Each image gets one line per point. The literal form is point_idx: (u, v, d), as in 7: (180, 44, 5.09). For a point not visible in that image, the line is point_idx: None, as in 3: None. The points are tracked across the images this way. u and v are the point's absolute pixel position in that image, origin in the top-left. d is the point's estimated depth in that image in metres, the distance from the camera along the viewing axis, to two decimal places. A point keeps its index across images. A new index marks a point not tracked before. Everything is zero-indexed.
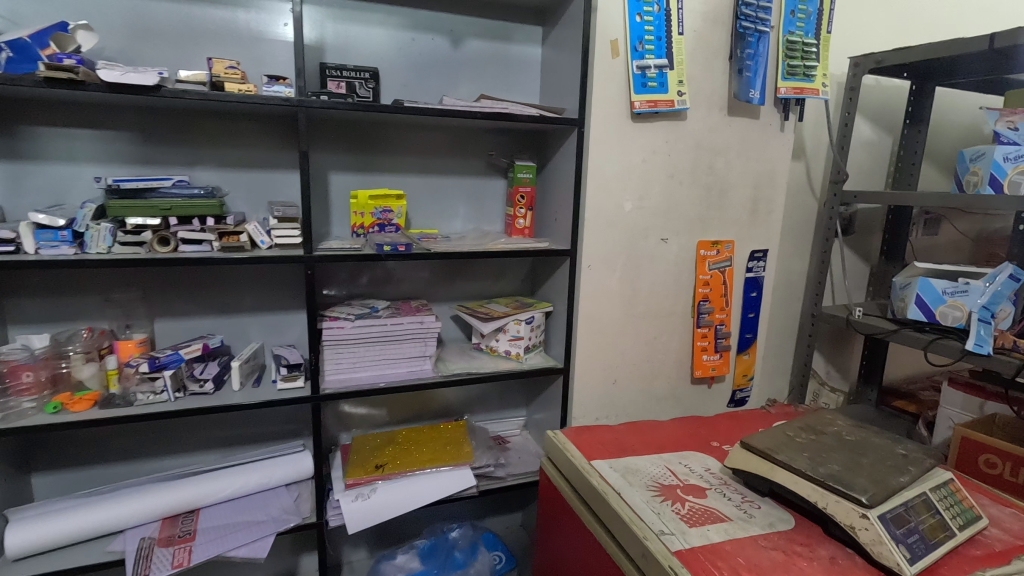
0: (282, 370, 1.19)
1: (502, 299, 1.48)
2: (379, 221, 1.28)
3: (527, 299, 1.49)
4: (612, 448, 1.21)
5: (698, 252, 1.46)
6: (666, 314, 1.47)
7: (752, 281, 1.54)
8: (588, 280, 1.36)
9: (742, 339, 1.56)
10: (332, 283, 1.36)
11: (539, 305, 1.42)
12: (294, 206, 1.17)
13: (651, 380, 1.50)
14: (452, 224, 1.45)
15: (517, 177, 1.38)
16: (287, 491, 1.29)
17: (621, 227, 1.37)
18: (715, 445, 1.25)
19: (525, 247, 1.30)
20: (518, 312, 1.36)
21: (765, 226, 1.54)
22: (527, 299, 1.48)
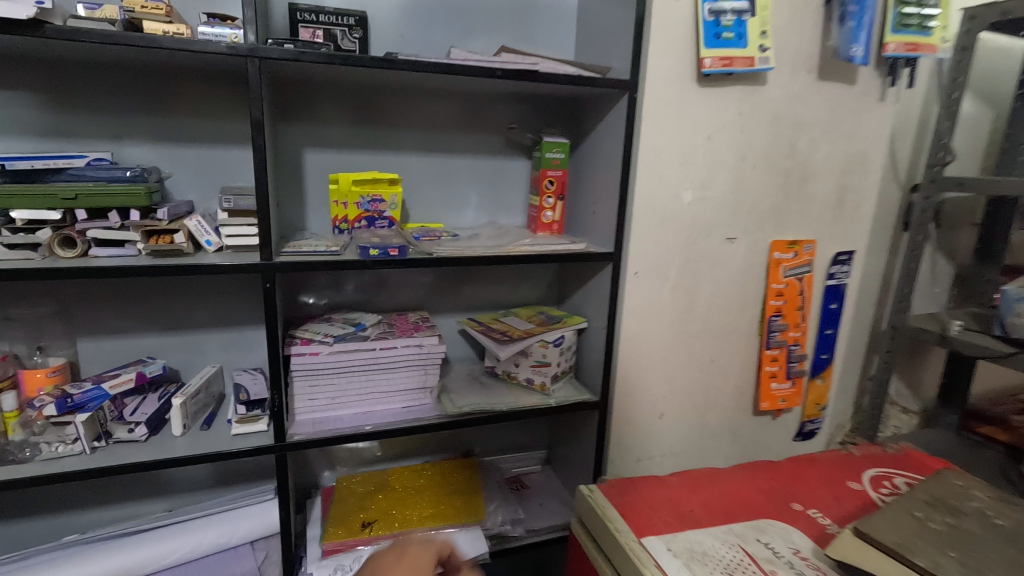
0: (238, 409, 0.92)
1: (523, 311, 1.19)
2: (368, 214, 0.99)
3: (553, 309, 1.20)
4: (666, 515, 0.93)
5: (771, 255, 1.16)
6: (728, 333, 1.18)
7: (834, 291, 1.23)
8: (633, 291, 1.07)
9: (818, 361, 1.26)
10: (309, 292, 1.08)
11: (570, 321, 1.13)
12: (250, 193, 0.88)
13: (705, 413, 1.21)
14: (461, 215, 1.15)
15: (545, 158, 1.08)
16: (253, 551, 1.03)
17: (678, 224, 1.07)
18: (797, 509, 0.97)
19: (555, 250, 1.01)
20: (546, 331, 1.08)
21: (853, 222, 1.23)
22: (552, 311, 1.18)
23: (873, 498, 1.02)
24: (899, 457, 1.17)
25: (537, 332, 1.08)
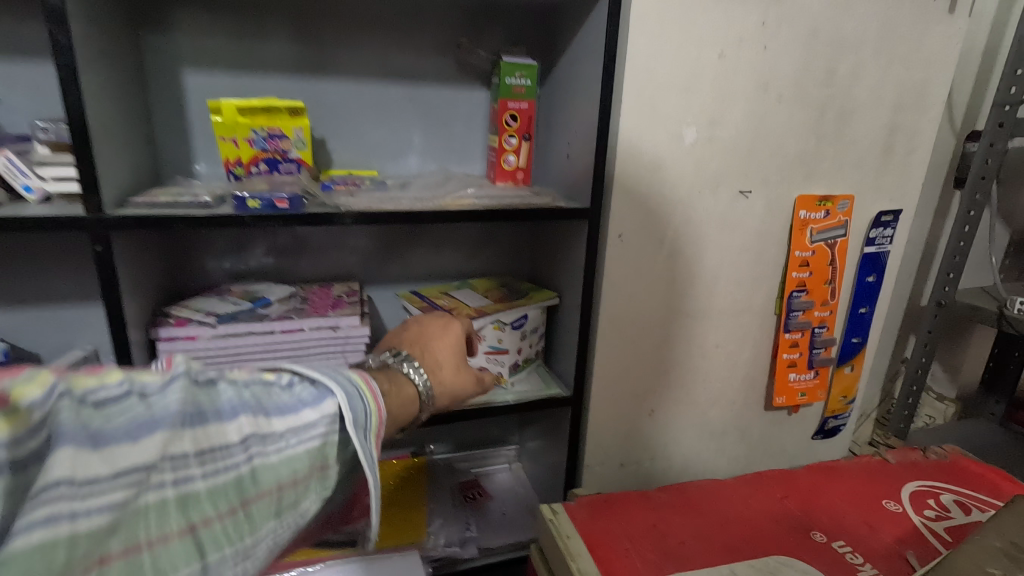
0: None
1: (481, 283, 0.96)
2: (266, 154, 0.76)
3: (519, 282, 0.97)
4: (649, 552, 0.72)
5: (796, 214, 0.91)
6: (737, 313, 0.94)
7: (872, 260, 0.99)
8: (615, 259, 0.83)
9: (848, 346, 1.02)
10: (205, 258, 0.86)
11: (536, 297, 0.90)
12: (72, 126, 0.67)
13: (707, 409, 0.99)
14: (401, 161, 0.90)
15: (504, 84, 0.83)
16: None
17: (675, 172, 0.82)
18: (818, 542, 0.76)
19: (512, 203, 0.77)
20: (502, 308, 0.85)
21: (901, 174, 0.97)
22: (516, 284, 0.96)
23: (916, 523, 0.80)
24: (944, 465, 0.95)
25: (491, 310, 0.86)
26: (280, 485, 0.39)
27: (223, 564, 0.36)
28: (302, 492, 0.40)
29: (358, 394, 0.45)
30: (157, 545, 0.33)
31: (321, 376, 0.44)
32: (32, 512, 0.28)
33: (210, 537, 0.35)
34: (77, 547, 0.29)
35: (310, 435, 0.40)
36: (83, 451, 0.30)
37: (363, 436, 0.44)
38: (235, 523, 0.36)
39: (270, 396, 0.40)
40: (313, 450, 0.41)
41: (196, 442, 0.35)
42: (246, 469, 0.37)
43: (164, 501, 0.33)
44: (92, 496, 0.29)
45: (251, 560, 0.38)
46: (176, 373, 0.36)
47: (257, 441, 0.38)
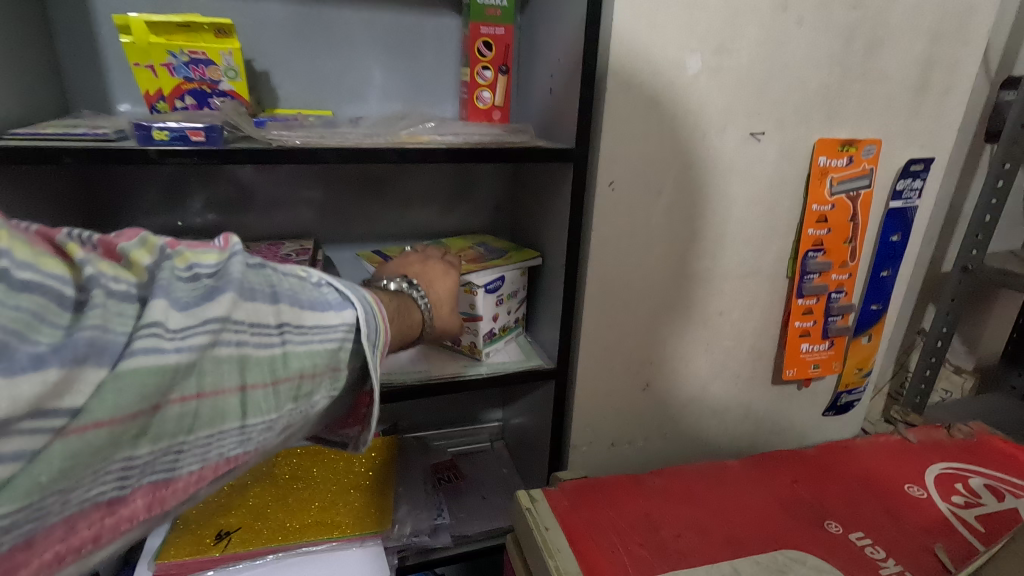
0: None
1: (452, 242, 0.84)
2: (189, 84, 0.64)
3: (497, 241, 0.85)
4: (639, 548, 0.62)
5: (815, 161, 0.79)
6: (744, 275, 0.83)
7: (898, 215, 0.87)
8: (605, 211, 0.72)
9: (868, 312, 0.91)
10: (136, 211, 0.75)
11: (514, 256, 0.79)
12: None
13: (708, 383, 0.89)
14: (360, 100, 0.78)
15: (476, 5, 0.72)
16: None
17: (676, 107, 0.70)
18: (833, 534, 0.66)
19: (483, 141, 0.65)
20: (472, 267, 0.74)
21: (935, 116, 0.85)
22: (495, 242, 0.84)
23: (944, 511, 0.71)
24: (972, 446, 0.85)
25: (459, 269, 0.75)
26: (305, 375, 0.42)
27: (260, 428, 0.40)
28: (316, 386, 0.43)
29: (372, 310, 0.48)
30: (217, 399, 0.37)
31: (346, 285, 0.47)
32: (137, 343, 0.32)
33: (258, 400, 0.39)
34: (168, 380, 0.34)
35: (330, 335, 0.43)
36: (172, 304, 0.35)
37: (374, 349, 0.47)
38: (273, 396, 0.40)
39: (304, 290, 0.44)
40: (332, 350, 0.44)
41: (251, 314, 0.38)
42: (282, 350, 0.41)
43: (222, 362, 0.37)
44: (179, 340, 0.34)
45: (281, 429, 0.42)
46: (234, 252, 0.40)
47: (293, 328, 0.41)
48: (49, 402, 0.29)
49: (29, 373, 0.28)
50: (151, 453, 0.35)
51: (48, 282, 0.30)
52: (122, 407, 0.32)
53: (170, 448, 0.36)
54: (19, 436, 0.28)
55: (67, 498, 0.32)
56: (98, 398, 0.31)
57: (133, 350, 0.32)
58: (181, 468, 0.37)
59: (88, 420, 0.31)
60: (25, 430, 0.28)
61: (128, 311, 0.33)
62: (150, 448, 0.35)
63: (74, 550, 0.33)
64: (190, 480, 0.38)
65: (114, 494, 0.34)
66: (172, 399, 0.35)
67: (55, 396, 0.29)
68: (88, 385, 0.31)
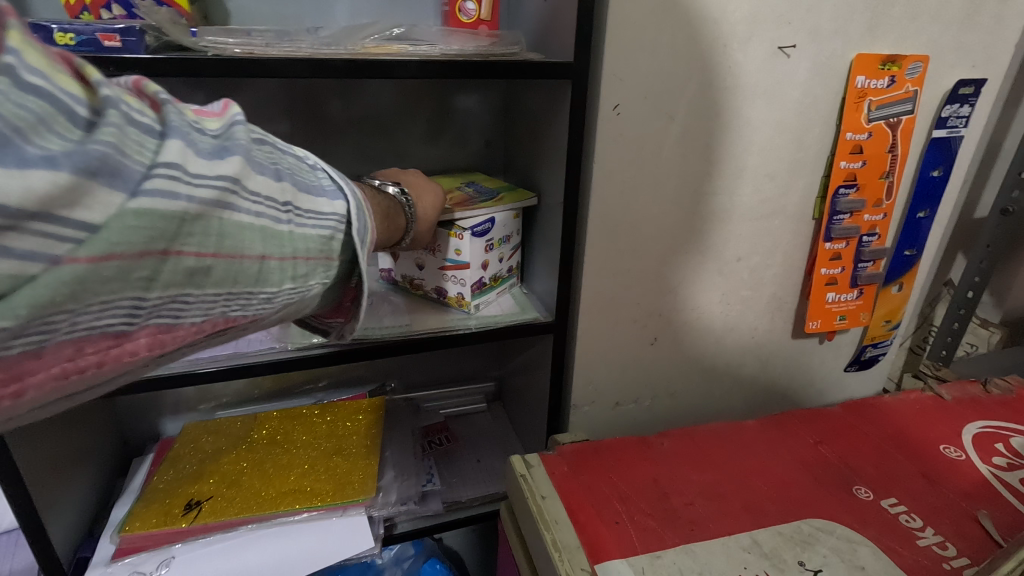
0: None
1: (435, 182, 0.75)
2: None
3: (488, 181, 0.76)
4: (646, 518, 0.56)
5: (851, 81, 0.68)
6: (765, 216, 0.74)
7: (941, 146, 0.77)
8: (608, 140, 0.62)
9: (900, 258, 0.82)
10: None
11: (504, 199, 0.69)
12: None
13: (722, 337, 0.81)
14: (321, 16, 0.67)
15: None
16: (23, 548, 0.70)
17: (691, 13, 0.59)
18: (862, 500, 0.59)
19: (463, 53, 0.55)
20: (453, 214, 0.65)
21: (991, 28, 0.73)
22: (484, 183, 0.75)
23: (984, 474, 0.64)
24: (1011, 402, 0.77)
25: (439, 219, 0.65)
26: (304, 257, 0.40)
27: (261, 299, 0.38)
28: (312, 271, 0.41)
29: (364, 208, 0.46)
30: (230, 261, 0.35)
31: (343, 177, 0.44)
32: (151, 180, 0.30)
33: (268, 269, 0.37)
34: (182, 226, 0.32)
35: (327, 222, 0.41)
36: (188, 150, 0.32)
37: (364, 247, 0.45)
38: (278, 270, 0.38)
39: (302, 173, 0.41)
40: (323, 241, 0.41)
41: (262, 184, 0.36)
42: (290, 229, 0.38)
43: (237, 225, 0.35)
44: (196, 188, 0.32)
45: (282, 308, 0.40)
46: (237, 121, 0.37)
47: (299, 208, 0.39)
48: (61, 211, 0.27)
49: (41, 169, 0.25)
50: (161, 299, 0.33)
51: (56, 94, 0.27)
52: (131, 245, 0.29)
53: (176, 298, 0.33)
54: (22, 239, 0.26)
55: (76, 320, 0.29)
56: (112, 225, 0.29)
57: (150, 187, 0.30)
58: (184, 317, 0.34)
59: (97, 248, 0.28)
60: (36, 234, 0.26)
61: (147, 144, 0.31)
62: (161, 294, 0.32)
63: (78, 372, 0.31)
64: (192, 331, 0.35)
65: (121, 327, 0.32)
66: (185, 249, 0.32)
67: (65, 206, 0.27)
68: (103, 207, 0.28)
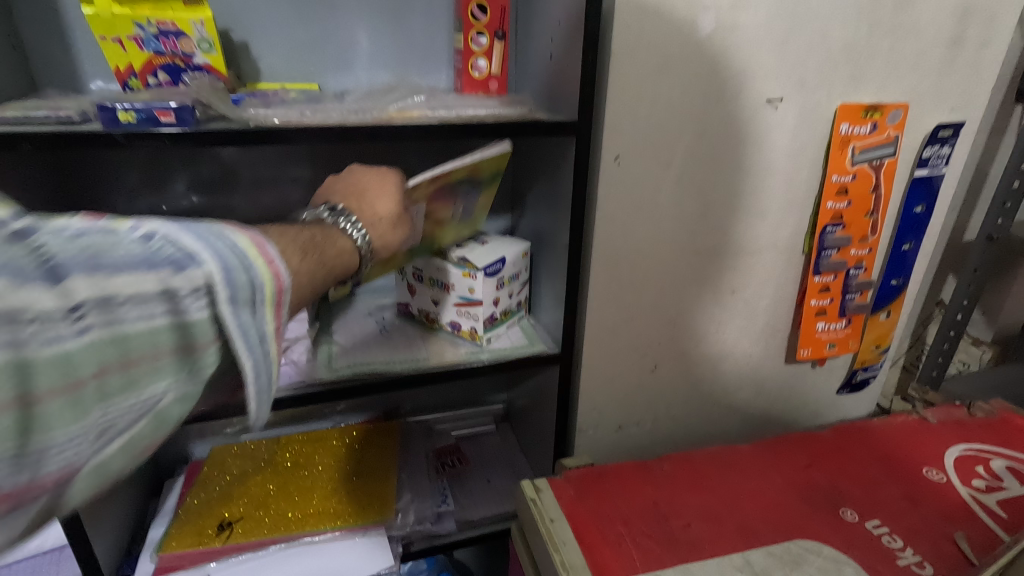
0: None
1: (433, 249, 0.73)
2: (160, 59, 0.59)
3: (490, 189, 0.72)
4: (646, 539, 0.60)
5: (836, 127, 0.73)
6: (757, 251, 0.79)
7: (924, 185, 0.82)
8: (610, 187, 0.68)
9: (887, 287, 0.87)
10: (115, 196, 0.71)
11: (479, 165, 0.63)
12: None
13: (717, 363, 0.85)
14: (344, 71, 0.73)
15: None
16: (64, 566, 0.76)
17: (685, 73, 0.65)
18: (847, 522, 0.64)
19: (478, 115, 0.60)
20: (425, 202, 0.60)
21: (969, 75, 0.78)
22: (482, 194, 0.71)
23: (963, 496, 0.68)
24: (994, 425, 0.81)
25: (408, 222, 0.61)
26: (118, 369, 0.31)
27: (56, 445, 0.30)
28: (143, 377, 0.32)
29: (248, 260, 0.36)
30: None
31: (194, 241, 0.34)
32: None
33: (50, 410, 0.29)
34: None
35: (147, 313, 0.32)
36: None
37: (248, 314, 0.35)
38: (75, 405, 0.30)
39: (111, 253, 0.32)
40: (157, 333, 0.32)
41: (24, 296, 0.27)
42: (82, 345, 0.29)
43: None
44: None
45: (100, 438, 0.31)
46: None
47: (101, 309, 0.30)
48: None
49: None
50: None
51: None
52: None
53: None
54: None
55: None
56: None
57: None
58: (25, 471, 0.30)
59: None
60: None
61: None
62: None
63: None
64: None
65: None
66: None
67: None
68: None
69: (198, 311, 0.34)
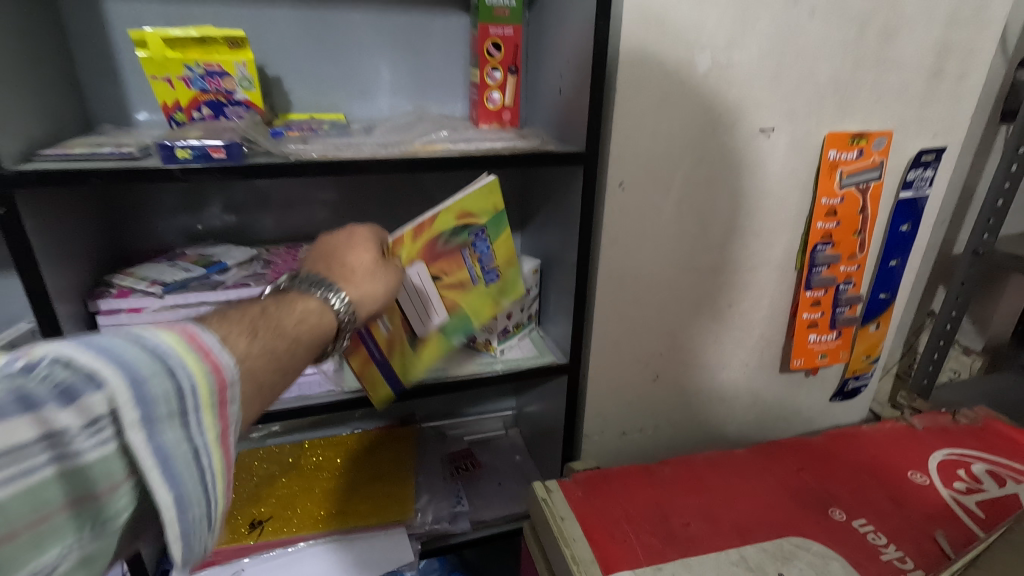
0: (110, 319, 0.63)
1: (473, 318, 0.71)
2: (205, 96, 0.65)
3: (504, 234, 0.68)
4: (650, 535, 0.66)
5: (825, 154, 0.79)
6: (752, 268, 0.84)
7: (908, 206, 0.87)
8: (616, 210, 0.73)
9: (876, 301, 0.92)
10: (155, 218, 0.77)
11: (467, 203, 0.65)
12: None
13: (716, 372, 0.91)
14: (368, 102, 0.79)
15: (483, 6, 0.70)
16: None
17: (684, 106, 0.70)
18: (836, 520, 0.69)
19: (496, 146, 0.66)
20: (412, 254, 0.63)
21: (949, 104, 0.84)
22: (496, 241, 0.68)
23: (944, 497, 0.73)
24: (977, 431, 0.86)
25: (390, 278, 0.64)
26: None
27: None
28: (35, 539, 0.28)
29: (178, 359, 0.34)
30: None
31: (99, 357, 0.31)
32: None
33: None
34: None
35: (32, 464, 0.27)
36: None
37: (168, 432, 0.32)
38: None
39: None
40: (51, 482, 0.28)
41: None
42: None
43: None
44: None
45: None
46: None
47: None
48: None
49: None
50: None
51: None
52: None
53: None
54: None
55: None
56: None
57: None
58: None
59: None
60: None
61: None
62: None
63: None
64: None
65: None
66: None
67: None
68: None
69: (106, 442, 0.30)
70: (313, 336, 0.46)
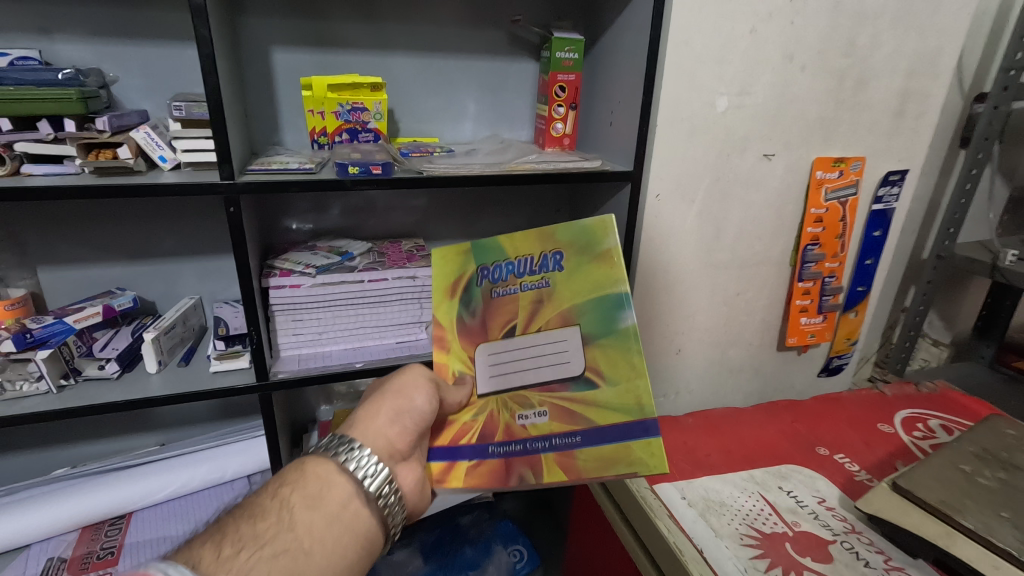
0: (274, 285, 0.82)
1: (600, 294, 0.66)
2: (348, 125, 0.86)
3: (502, 244, 0.68)
4: (681, 462, 0.87)
5: (813, 174, 1.01)
6: (755, 263, 1.06)
7: (880, 216, 1.09)
8: (652, 216, 0.95)
9: (855, 292, 1.14)
10: (289, 217, 0.97)
11: (447, 280, 0.70)
12: (127, 112, 0.76)
13: (725, 349, 1.12)
14: (457, 128, 1.00)
15: (554, 59, 0.91)
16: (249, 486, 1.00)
17: (707, 136, 0.92)
18: (821, 454, 0.90)
19: (566, 166, 0.87)
20: (462, 357, 0.70)
21: (911, 135, 1.06)
22: (507, 255, 0.68)
23: (905, 441, 0.94)
24: (934, 397, 1.08)
25: (481, 394, 0.69)
26: None
27: None
28: None
29: None
30: None
31: None
32: None
33: None
34: None
35: None
36: None
37: None
38: None
39: None
40: None
41: None
42: None
43: None
44: None
45: None
46: None
47: None
48: None
49: None
50: None
51: None
52: None
53: None
54: None
55: None
56: None
57: None
58: None
59: None
60: None
61: None
62: None
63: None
64: None
65: None
66: None
67: None
68: None
69: None
70: (309, 500, 0.51)
